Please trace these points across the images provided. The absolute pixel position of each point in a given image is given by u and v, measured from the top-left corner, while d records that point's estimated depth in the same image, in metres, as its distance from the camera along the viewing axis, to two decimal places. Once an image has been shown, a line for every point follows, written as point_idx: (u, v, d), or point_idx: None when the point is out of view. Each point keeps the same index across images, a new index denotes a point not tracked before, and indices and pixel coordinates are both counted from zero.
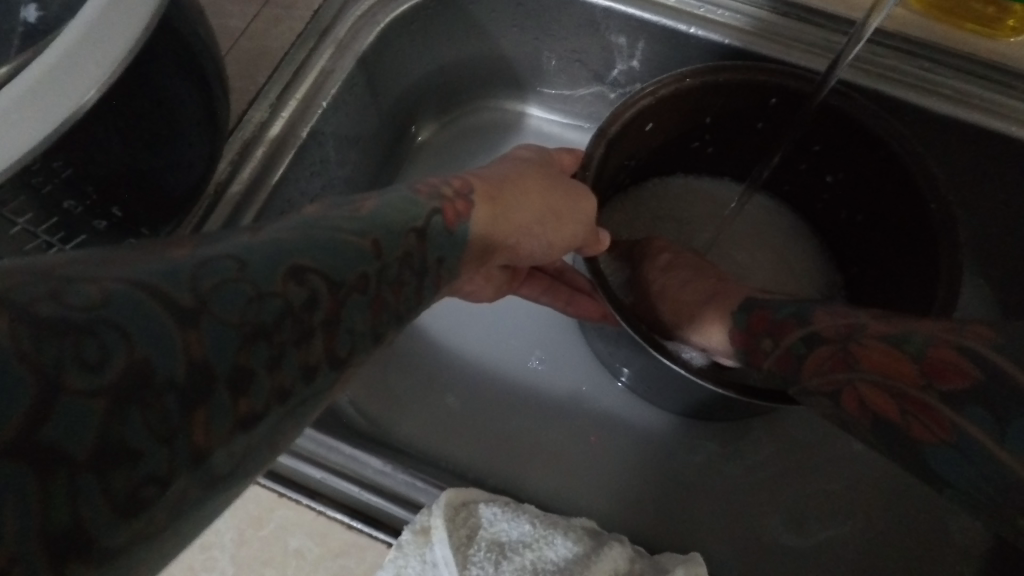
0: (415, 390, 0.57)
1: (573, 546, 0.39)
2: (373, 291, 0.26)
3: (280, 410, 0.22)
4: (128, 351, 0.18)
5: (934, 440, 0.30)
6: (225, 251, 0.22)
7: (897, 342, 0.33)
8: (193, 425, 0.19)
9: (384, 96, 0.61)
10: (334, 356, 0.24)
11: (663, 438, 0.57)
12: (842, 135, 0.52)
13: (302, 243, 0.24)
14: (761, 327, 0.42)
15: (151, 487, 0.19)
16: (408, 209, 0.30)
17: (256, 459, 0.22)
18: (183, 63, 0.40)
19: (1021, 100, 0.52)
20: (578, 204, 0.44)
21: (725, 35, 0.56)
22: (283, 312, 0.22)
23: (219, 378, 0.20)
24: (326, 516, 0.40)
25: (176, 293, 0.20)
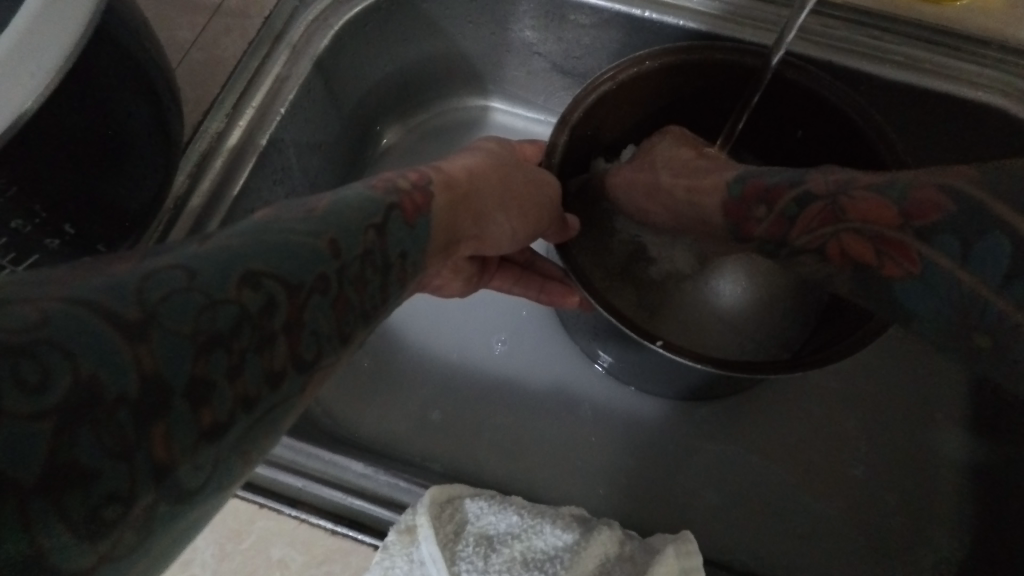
0: (394, 391, 0.57)
1: (561, 530, 0.39)
2: (334, 291, 0.25)
3: (246, 419, 0.22)
4: (74, 371, 0.18)
5: (904, 275, 0.33)
6: (172, 262, 0.21)
7: (884, 189, 0.35)
8: (152, 440, 0.19)
9: (344, 99, 0.61)
10: (299, 360, 0.24)
11: (648, 419, 0.58)
12: (802, 109, 0.53)
13: (255, 248, 0.23)
14: (754, 195, 0.42)
15: (113, 507, 0.18)
16: (364, 206, 0.29)
17: (229, 472, 0.22)
18: (127, 72, 0.39)
19: (969, 61, 0.53)
20: (541, 189, 0.44)
21: (679, 17, 0.56)
22: (239, 319, 0.21)
23: (176, 392, 0.20)
24: (309, 523, 0.39)
25: (121, 308, 0.19)
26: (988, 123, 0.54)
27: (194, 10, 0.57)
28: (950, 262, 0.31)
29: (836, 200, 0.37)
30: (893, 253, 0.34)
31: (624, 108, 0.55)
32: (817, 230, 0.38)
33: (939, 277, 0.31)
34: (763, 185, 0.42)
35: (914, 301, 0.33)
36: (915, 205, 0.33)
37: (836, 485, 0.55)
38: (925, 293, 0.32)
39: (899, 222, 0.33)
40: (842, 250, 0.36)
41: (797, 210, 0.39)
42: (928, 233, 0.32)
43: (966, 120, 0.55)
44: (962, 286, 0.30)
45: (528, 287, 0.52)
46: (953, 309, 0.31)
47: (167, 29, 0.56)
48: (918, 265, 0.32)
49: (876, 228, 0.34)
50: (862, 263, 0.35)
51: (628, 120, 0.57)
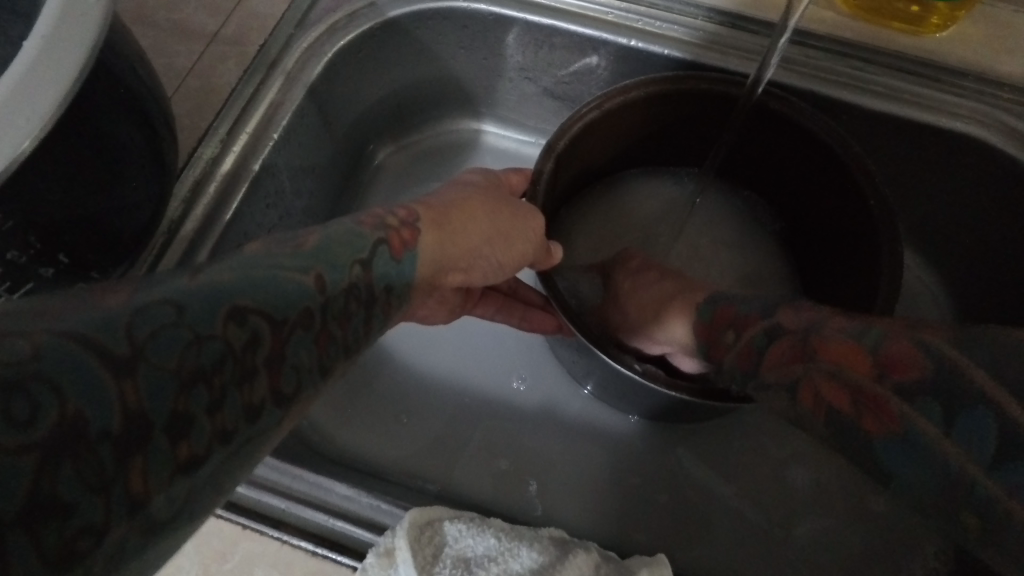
0: (378, 405, 0.58)
1: (537, 556, 0.40)
2: (317, 325, 0.26)
3: (222, 451, 0.23)
4: (61, 405, 0.19)
5: (885, 431, 0.30)
6: (162, 296, 0.22)
7: (856, 336, 0.33)
8: (131, 472, 0.20)
9: (338, 123, 0.62)
10: (278, 394, 0.24)
11: (633, 442, 0.59)
12: (785, 137, 0.54)
13: (243, 283, 0.24)
14: (723, 321, 0.44)
15: (87, 538, 0.19)
16: (351, 241, 0.30)
17: (201, 502, 0.22)
18: (123, 108, 0.41)
19: (948, 92, 0.54)
20: (527, 224, 0.45)
21: (665, 46, 0.58)
22: (223, 354, 0.22)
23: (157, 426, 0.20)
24: (291, 545, 0.40)
25: (111, 343, 0.20)
26: (966, 152, 0.55)
27: (192, 39, 0.59)
28: (935, 432, 0.28)
29: (806, 338, 0.36)
30: (875, 408, 0.31)
31: (610, 134, 0.56)
32: (787, 366, 0.37)
33: (921, 443, 0.29)
34: (734, 314, 0.44)
35: (896, 464, 0.30)
36: (890, 358, 0.31)
37: (823, 509, 0.56)
38: (914, 463, 0.29)
39: (874, 376, 0.31)
40: (815, 392, 0.34)
41: (767, 342, 0.39)
42: (903, 392, 0.30)
43: (945, 147, 0.56)
44: (948, 459, 0.27)
45: (510, 314, 0.53)
46: (942, 486, 0.28)
47: (165, 56, 0.58)
48: (897, 424, 0.30)
49: (851, 376, 0.32)
50: (839, 409, 0.33)
51: (616, 144, 0.59)
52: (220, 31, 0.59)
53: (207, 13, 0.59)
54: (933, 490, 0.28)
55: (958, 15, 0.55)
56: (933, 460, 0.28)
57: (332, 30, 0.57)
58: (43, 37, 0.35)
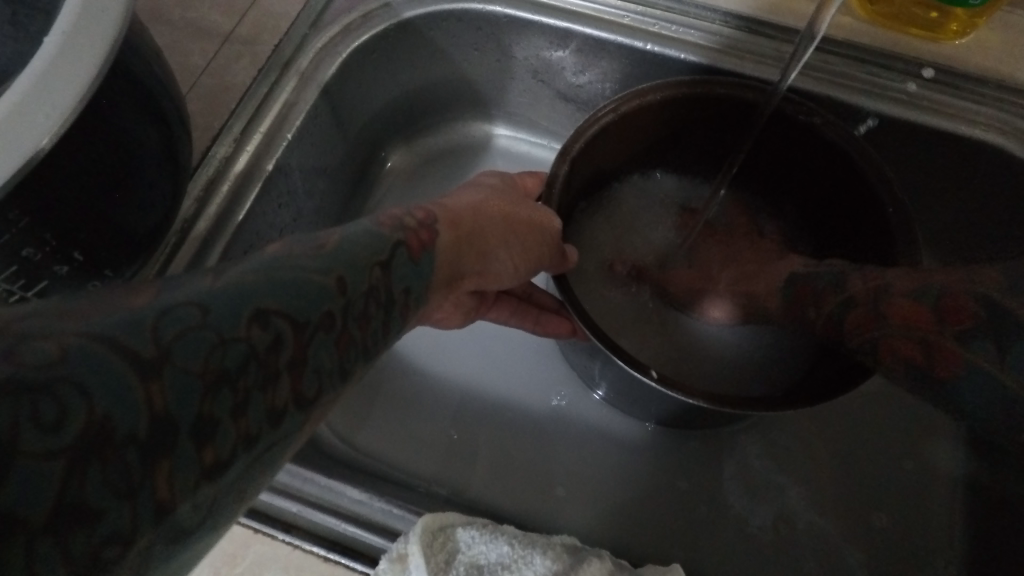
0: (389, 408, 0.58)
1: (551, 563, 0.39)
2: (339, 328, 0.25)
3: (245, 457, 0.22)
4: (88, 410, 0.18)
5: (947, 374, 0.37)
6: (187, 297, 0.21)
7: (918, 296, 0.39)
8: (156, 478, 0.19)
9: (351, 123, 0.62)
10: (300, 398, 0.24)
11: (645, 448, 0.58)
12: (804, 142, 0.53)
13: (266, 285, 0.23)
14: (805, 296, 0.45)
15: (114, 546, 0.18)
16: (371, 243, 0.30)
17: (224, 509, 0.22)
18: (139, 104, 0.41)
19: (967, 100, 0.54)
20: (543, 228, 0.45)
21: (681, 50, 0.58)
22: (247, 357, 0.22)
23: (182, 431, 0.20)
24: (303, 550, 0.39)
25: (139, 347, 0.20)
26: (985, 160, 0.55)
27: (207, 38, 0.58)
28: (998, 367, 0.35)
29: (876, 304, 0.40)
30: (940, 356, 0.37)
31: (626, 139, 0.56)
32: (862, 333, 0.41)
33: (981, 376, 0.35)
34: (814, 287, 0.45)
35: (970, 399, 0.36)
36: (948, 309, 0.37)
37: (835, 517, 0.56)
38: (982, 395, 0.36)
39: (942, 329, 0.37)
40: (891, 351, 0.39)
41: (845, 314, 0.42)
42: (964, 336, 0.36)
43: (965, 155, 0.55)
44: (1006, 385, 0.35)
45: (523, 318, 0.53)
46: (998, 405, 0.35)
47: (179, 54, 0.57)
48: (961, 368, 0.36)
49: (920, 332, 0.38)
50: (912, 363, 0.38)
51: (631, 149, 0.58)
52: (234, 30, 0.59)
53: (221, 12, 0.59)
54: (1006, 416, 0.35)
55: (978, 21, 0.55)
56: (1007, 397, 0.35)
57: (347, 31, 0.57)
58: (61, 36, 0.34)
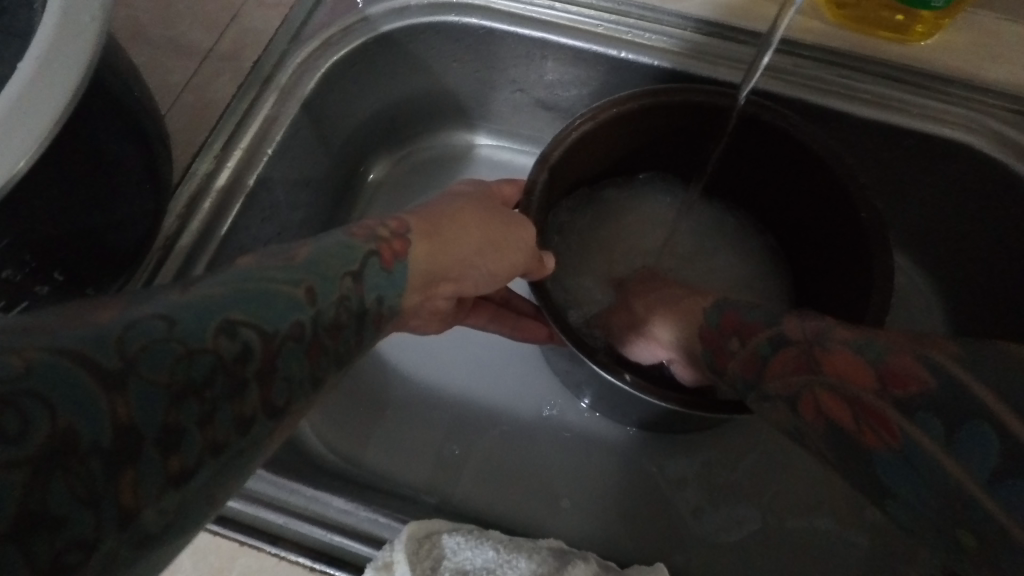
0: (377, 417, 0.58)
1: (536, 566, 0.40)
2: (309, 337, 0.26)
3: (213, 464, 0.22)
4: (52, 420, 0.19)
5: (882, 447, 0.29)
6: (154, 312, 0.22)
7: (861, 348, 0.32)
8: (121, 487, 0.20)
9: (333, 136, 0.62)
10: (271, 406, 0.24)
11: (630, 452, 0.59)
12: (775, 147, 0.55)
13: (233, 298, 0.24)
14: (729, 327, 0.42)
15: (76, 552, 0.19)
16: (341, 255, 0.30)
17: (193, 516, 0.22)
18: (119, 124, 0.42)
19: (934, 99, 0.55)
20: (518, 234, 0.45)
21: (655, 57, 0.59)
22: (214, 367, 0.22)
23: (148, 439, 0.20)
24: (289, 560, 0.39)
25: (102, 358, 0.20)
26: (955, 157, 0.56)
27: (187, 55, 0.59)
28: (937, 446, 0.27)
29: (812, 349, 0.35)
30: (874, 422, 0.30)
31: (605, 146, 0.57)
32: (789, 377, 0.35)
33: (919, 457, 0.27)
34: (742, 321, 0.41)
35: (894, 479, 0.29)
36: (892, 372, 0.30)
37: (819, 514, 0.56)
38: (910, 476, 0.28)
39: (877, 389, 0.30)
40: (816, 405, 0.33)
41: (772, 351, 0.37)
42: (906, 405, 0.29)
43: (936, 154, 0.56)
44: (947, 474, 0.26)
45: (502, 323, 0.54)
46: (938, 496, 0.27)
47: (159, 72, 0.58)
48: (897, 440, 0.28)
49: (850, 389, 0.31)
50: (838, 423, 0.32)
51: (611, 156, 0.59)
52: (215, 48, 0.59)
53: (200, 29, 0.60)
54: (937, 507, 0.27)
55: (943, 23, 0.56)
56: (932, 481, 0.27)
57: (325, 45, 0.58)
58: (39, 59, 0.35)
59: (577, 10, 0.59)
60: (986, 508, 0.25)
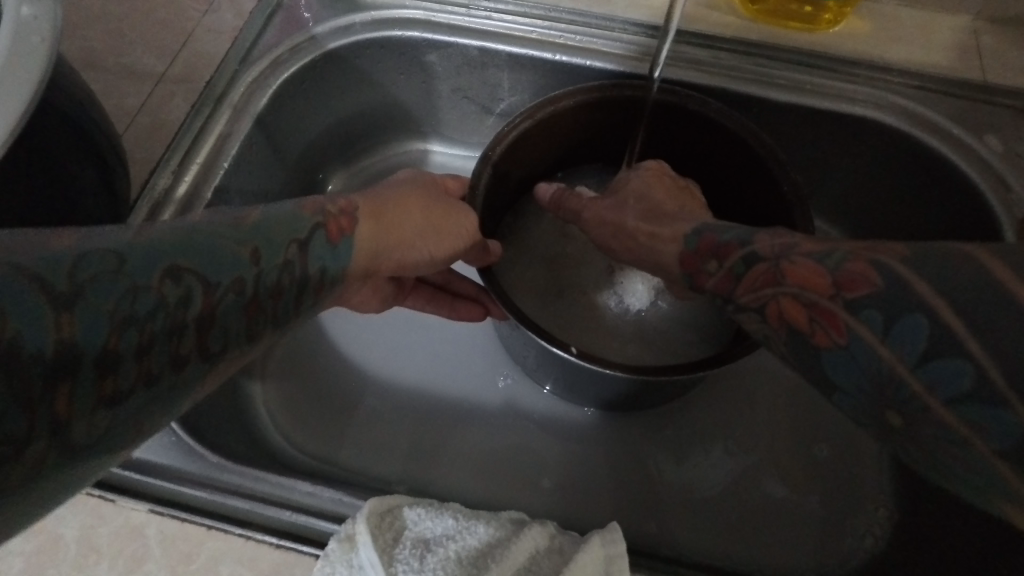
0: (343, 414, 0.60)
1: (494, 531, 0.43)
2: (249, 293, 0.29)
3: (145, 393, 0.25)
4: (1, 326, 0.21)
5: (831, 344, 0.33)
6: (105, 246, 0.25)
7: (820, 258, 0.35)
8: (57, 395, 0.22)
9: (288, 151, 0.65)
10: (205, 350, 0.27)
11: (590, 431, 0.62)
12: (703, 133, 0.59)
13: (179, 245, 0.27)
14: (707, 250, 0.44)
15: (9, 447, 0.21)
16: (290, 222, 0.33)
17: (120, 437, 0.25)
18: (80, 140, 0.46)
19: (843, 81, 0.60)
20: (459, 220, 0.48)
21: (588, 57, 0.63)
22: (156, 306, 0.25)
23: (87, 359, 0.23)
24: (254, 540, 0.41)
25: (53, 281, 0.22)
26: (868, 134, 0.60)
27: (142, 81, 0.62)
28: (876, 339, 0.31)
29: (779, 263, 0.37)
30: (825, 322, 0.33)
31: (545, 142, 0.61)
32: (760, 290, 0.38)
33: (861, 350, 0.31)
34: (718, 241, 0.43)
35: (839, 374, 0.33)
36: (846, 278, 0.33)
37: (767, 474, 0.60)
38: (852, 368, 0.32)
39: (831, 294, 0.33)
40: (780, 313, 0.36)
41: (745, 267, 0.39)
42: (855, 305, 0.32)
43: (852, 130, 0.61)
44: (881, 359, 0.31)
45: (440, 305, 0.58)
46: (873, 381, 0.31)
47: (115, 98, 0.61)
48: (844, 336, 0.32)
49: (810, 296, 0.35)
50: (797, 328, 0.35)
51: (552, 151, 0.63)
52: (167, 72, 0.62)
53: (153, 54, 0.63)
54: (869, 391, 0.31)
55: (846, 11, 0.61)
56: (872, 367, 0.31)
57: (275, 64, 0.61)
58: None
59: (511, 19, 0.63)
60: (912, 390, 0.29)
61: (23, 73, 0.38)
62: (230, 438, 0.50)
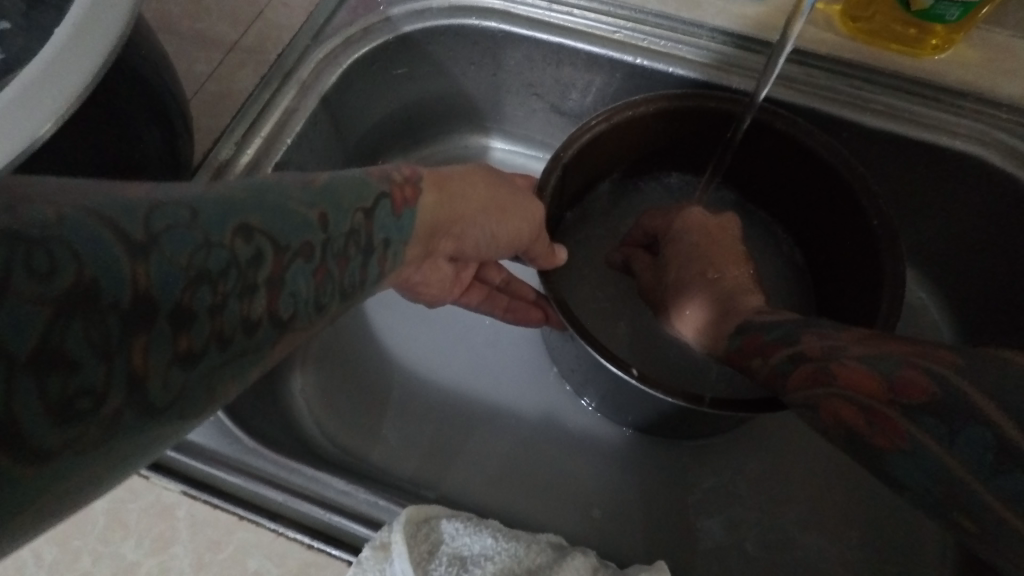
0: (378, 406, 0.58)
1: (533, 558, 0.40)
2: (318, 259, 0.26)
3: (218, 355, 0.23)
4: (78, 270, 0.18)
5: (895, 449, 0.31)
6: (180, 198, 0.22)
7: (871, 362, 0.33)
8: (132, 348, 0.20)
9: (350, 133, 0.63)
10: (275, 316, 0.25)
11: (633, 452, 0.59)
12: (788, 153, 0.55)
13: (254, 203, 0.24)
14: (751, 346, 0.42)
15: (85, 399, 0.19)
16: (357, 188, 0.31)
17: (193, 401, 0.22)
18: (150, 112, 0.45)
19: (947, 113, 0.56)
20: (525, 204, 0.46)
21: (670, 64, 0.59)
22: (230, 263, 0.22)
23: (161, 311, 0.20)
24: (286, 537, 0.39)
25: (129, 226, 0.20)
26: (969, 170, 0.56)
27: (213, 47, 0.61)
28: (937, 446, 0.29)
29: (825, 363, 0.36)
30: (886, 427, 0.32)
31: (616, 148, 0.58)
32: (808, 389, 0.36)
33: (925, 456, 0.29)
34: (763, 339, 0.41)
35: (907, 476, 0.31)
36: (901, 383, 0.31)
37: (816, 519, 0.56)
38: (919, 472, 0.30)
39: (887, 397, 0.32)
40: (835, 413, 0.34)
41: (790, 366, 0.38)
42: (914, 412, 0.30)
43: (951, 166, 0.56)
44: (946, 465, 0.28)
45: (495, 304, 0.57)
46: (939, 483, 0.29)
47: (186, 63, 0.60)
48: (905, 442, 0.30)
49: (864, 399, 0.33)
50: (856, 430, 0.33)
51: (621, 159, 0.60)
52: (240, 40, 0.61)
53: (227, 23, 0.62)
54: (939, 495, 0.29)
55: (955, 37, 0.57)
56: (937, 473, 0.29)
57: (347, 43, 0.59)
58: (71, 25, 0.36)
59: (594, 17, 0.61)
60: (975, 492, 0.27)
61: (110, 16, 0.37)
62: (265, 424, 0.48)
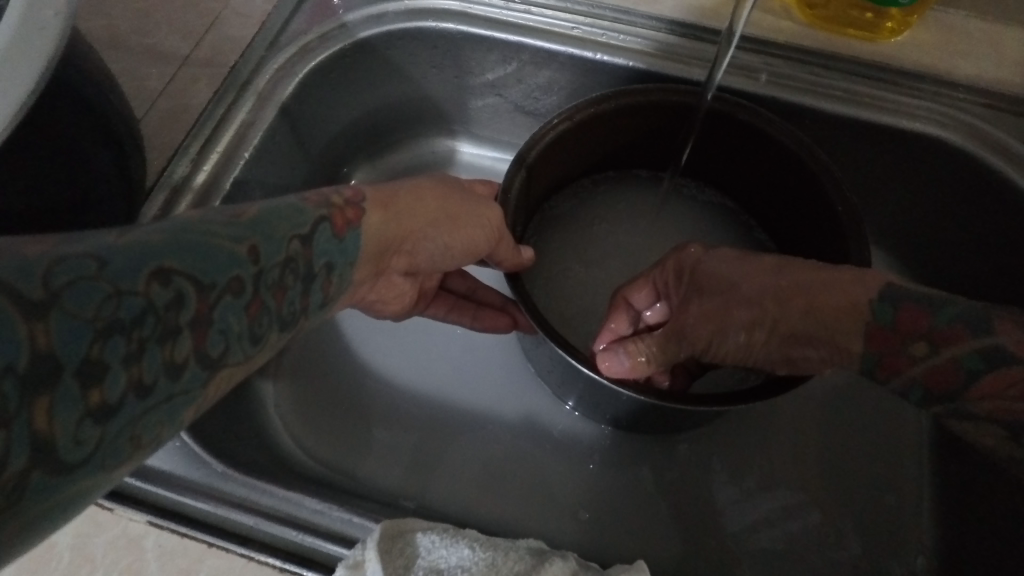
0: (352, 418, 0.58)
1: (513, 566, 0.39)
2: (249, 294, 0.27)
3: (137, 407, 0.23)
4: None
5: None
6: (82, 250, 0.22)
7: None
8: (34, 411, 0.19)
9: (311, 143, 0.62)
10: (202, 355, 0.25)
11: (612, 450, 0.58)
12: (751, 143, 0.55)
13: (172, 245, 0.24)
14: (908, 330, 0.39)
15: None
16: (293, 216, 0.31)
17: (117, 453, 0.22)
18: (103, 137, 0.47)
19: (907, 96, 0.56)
20: (480, 210, 0.45)
21: (629, 58, 0.59)
22: (144, 311, 0.23)
23: (67, 367, 0.20)
24: (258, 561, 0.39)
25: (24, 285, 0.20)
26: (928, 152, 0.56)
27: (164, 61, 0.60)
28: None
29: None
30: None
31: (581, 146, 0.57)
32: (1012, 399, 0.36)
33: None
34: (924, 320, 0.38)
35: None
36: None
37: (795, 507, 0.56)
38: None
39: None
40: None
41: (983, 365, 0.37)
42: None
43: (910, 151, 0.57)
44: None
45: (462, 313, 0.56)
46: None
47: (136, 78, 0.59)
48: None
49: None
50: None
51: (587, 156, 0.59)
52: (192, 54, 0.60)
53: (179, 36, 0.61)
54: None
55: (911, 20, 0.57)
56: None
57: (303, 52, 0.58)
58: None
59: (552, 14, 0.60)
60: None
61: (38, 38, 0.35)
62: (237, 444, 0.47)
